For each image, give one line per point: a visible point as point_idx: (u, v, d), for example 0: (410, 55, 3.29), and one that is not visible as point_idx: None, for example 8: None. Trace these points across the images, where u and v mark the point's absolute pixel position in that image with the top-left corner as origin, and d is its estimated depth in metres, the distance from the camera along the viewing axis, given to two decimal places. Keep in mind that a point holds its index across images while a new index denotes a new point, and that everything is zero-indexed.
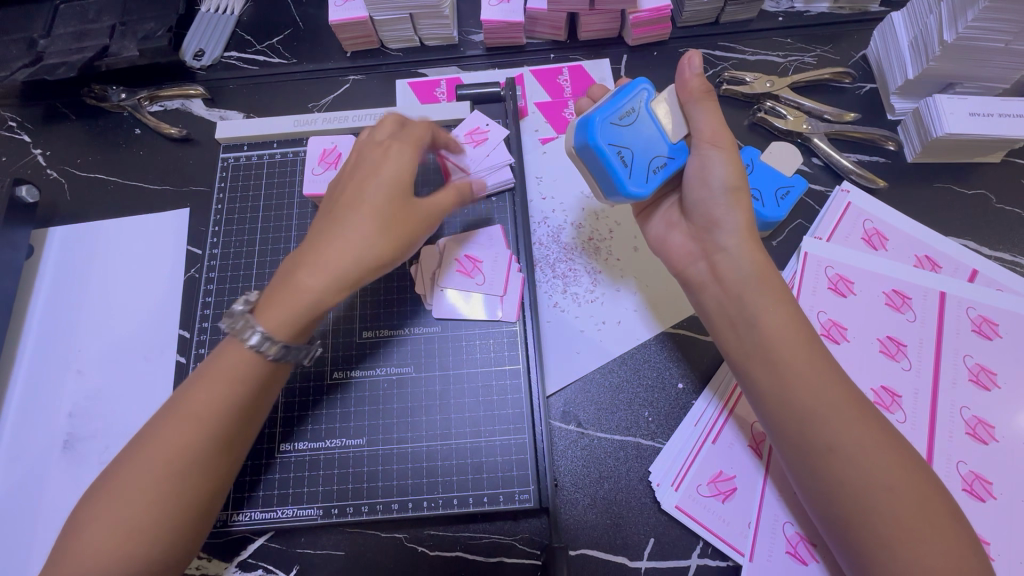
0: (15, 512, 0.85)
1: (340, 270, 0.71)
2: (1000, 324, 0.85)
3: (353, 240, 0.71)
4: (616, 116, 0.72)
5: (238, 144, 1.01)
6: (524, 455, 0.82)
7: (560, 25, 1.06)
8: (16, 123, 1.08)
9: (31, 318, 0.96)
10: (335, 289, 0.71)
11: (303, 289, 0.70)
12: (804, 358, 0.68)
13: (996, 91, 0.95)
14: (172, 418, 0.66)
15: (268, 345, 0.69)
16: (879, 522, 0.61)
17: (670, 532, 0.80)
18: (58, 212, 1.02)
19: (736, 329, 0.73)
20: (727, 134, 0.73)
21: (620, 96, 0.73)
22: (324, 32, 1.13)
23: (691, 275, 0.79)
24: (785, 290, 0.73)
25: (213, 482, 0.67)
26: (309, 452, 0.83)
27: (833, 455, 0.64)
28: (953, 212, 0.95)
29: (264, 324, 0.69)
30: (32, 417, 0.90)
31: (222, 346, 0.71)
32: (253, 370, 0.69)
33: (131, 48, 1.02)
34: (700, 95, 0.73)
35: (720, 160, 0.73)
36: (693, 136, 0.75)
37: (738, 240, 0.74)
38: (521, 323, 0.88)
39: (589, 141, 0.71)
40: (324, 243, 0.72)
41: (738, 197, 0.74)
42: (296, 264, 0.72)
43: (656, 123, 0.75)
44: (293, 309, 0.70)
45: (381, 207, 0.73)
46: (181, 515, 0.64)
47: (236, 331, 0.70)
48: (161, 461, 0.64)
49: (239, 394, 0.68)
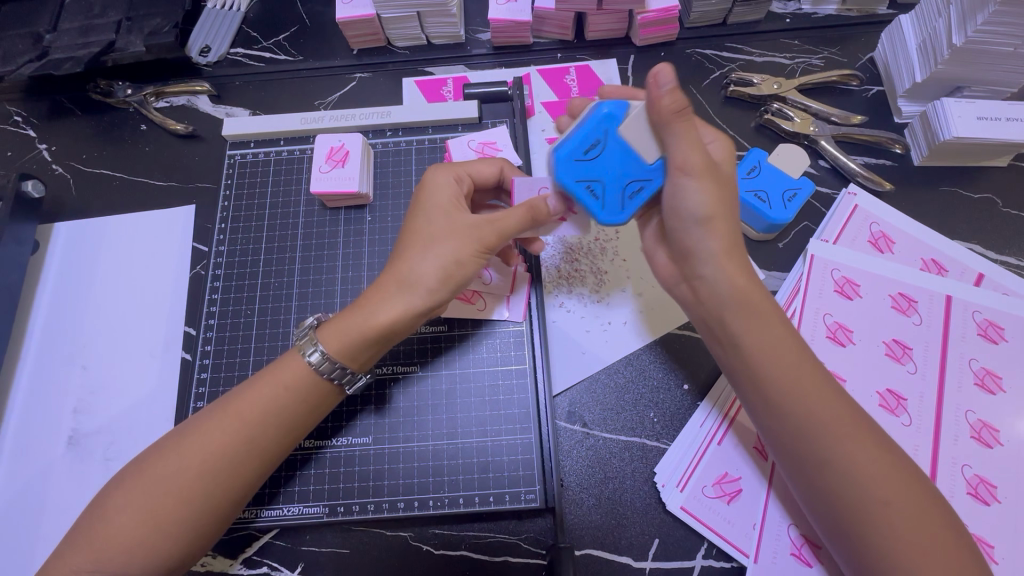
0: (20, 507, 0.85)
1: (399, 295, 0.71)
2: (1005, 328, 0.85)
3: (417, 263, 0.72)
4: (578, 150, 0.69)
5: (244, 141, 1.01)
6: (530, 455, 0.82)
7: (568, 25, 1.06)
8: (21, 117, 1.08)
9: (36, 314, 0.95)
10: (391, 314, 0.71)
11: (364, 318, 0.71)
12: (792, 375, 0.67)
13: (1003, 95, 0.95)
14: (217, 417, 0.69)
15: (327, 365, 0.71)
16: (877, 535, 0.62)
17: (675, 533, 0.80)
18: (64, 207, 1.02)
19: (726, 347, 0.73)
20: (699, 157, 0.66)
21: (581, 126, 0.69)
22: (331, 28, 1.13)
23: (678, 295, 0.79)
24: (769, 303, 0.70)
25: (240, 487, 0.68)
26: (331, 449, 0.83)
27: (828, 470, 0.64)
28: (958, 216, 0.96)
29: (322, 341, 0.72)
30: (37, 412, 0.90)
31: (283, 356, 0.74)
32: (304, 385, 0.72)
33: (138, 43, 1.02)
34: (671, 116, 0.64)
35: (694, 189, 0.67)
36: (668, 158, 0.68)
37: (713, 269, 0.70)
38: (528, 323, 0.88)
39: (556, 180, 0.70)
40: (387, 266, 0.74)
41: (714, 225, 0.69)
42: (363, 295, 0.75)
43: (626, 147, 0.69)
44: (349, 334, 0.71)
45: (432, 232, 0.74)
46: (204, 505, 0.66)
47: (300, 345, 0.73)
48: (196, 461, 0.66)
49: (284, 412, 0.70)
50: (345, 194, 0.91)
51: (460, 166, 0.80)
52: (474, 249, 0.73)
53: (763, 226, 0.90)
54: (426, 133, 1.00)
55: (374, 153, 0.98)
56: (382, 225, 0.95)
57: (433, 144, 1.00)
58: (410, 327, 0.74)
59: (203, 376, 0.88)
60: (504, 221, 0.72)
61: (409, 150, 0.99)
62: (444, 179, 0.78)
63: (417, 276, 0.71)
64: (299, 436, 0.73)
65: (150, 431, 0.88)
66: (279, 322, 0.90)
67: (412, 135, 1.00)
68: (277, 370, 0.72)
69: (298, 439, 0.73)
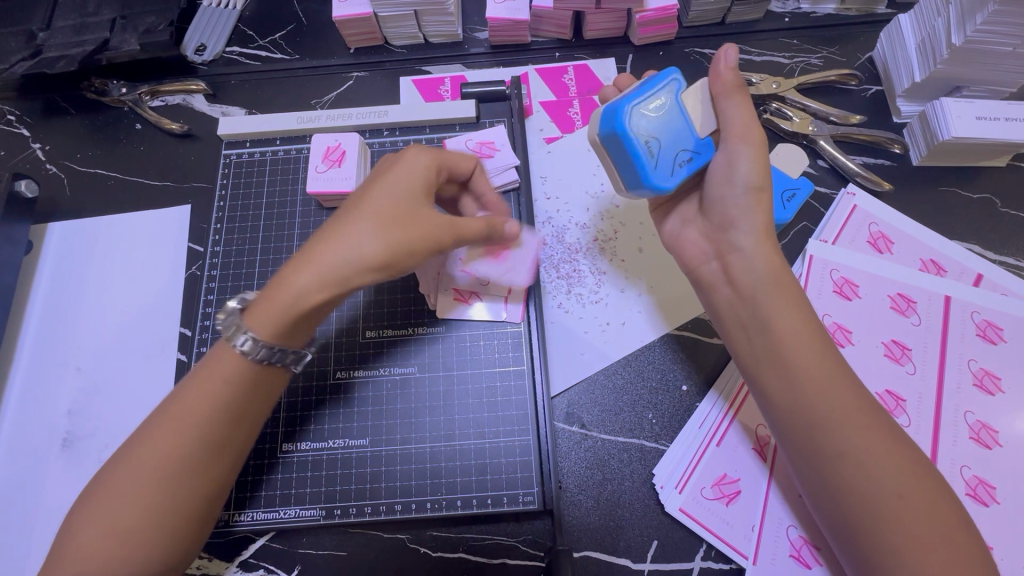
0: (12, 509, 0.84)
1: (327, 271, 0.67)
2: (1004, 328, 0.85)
3: (348, 245, 0.67)
4: (643, 104, 0.69)
5: (240, 141, 1.00)
6: (527, 457, 0.82)
7: (566, 24, 1.05)
8: (14, 117, 1.07)
9: (30, 315, 0.95)
10: (320, 290, 0.67)
11: (291, 284, 0.67)
12: (817, 365, 0.67)
13: (1002, 94, 0.95)
14: (162, 424, 0.66)
15: (252, 348, 0.67)
16: (887, 530, 0.61)
17: (673, 535, 0.79)
18: (57, 207, 1.01)
19: (748, 332, 0.72)
20: (756, 129, 0.71)
21: (649, 83, 0.70)
22: (326, 27, 1.12)
23: (705, 274, 0.79)
24: (800, 290, 0.72)
25: (204, 489, 0.67)
26: (324, 452, 0.82)
27: (842, 462, 0.64)
28: (958, 215, 0.95)
29: (252, 327, 0.68)
30: (30, 414, 0.89)
31: (213, 350, 0.70)
32: (245, 377, 0.69)
33: (132, 42, 1.01)
34: (733, 89, 0.72)
35: (748, 157, 0.71)
36: (722, 129, 0.73)
37: (754, 242, 0.73)
38: (525, 325, 0.88)
39: (615, 126, 0.68)
40: (318, 239, 0.69)
41: (760, 195, 0.72)
42: (290, 266, 0.69)
43: (686, 115, 0.72)
44: (278, 312, 0.67)
45: (377, 213, 0.69)
46: (174, 510, 0.65)
47: (226, 334, 0.69)
48: (145, 473, 0.64)
49: (217, 421, 0.67)
50: (342, 194, 0.90)
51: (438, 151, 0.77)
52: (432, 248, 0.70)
53: None
54: (423, 132, 1.00)
55: (371, 153, 0.98)
56: None
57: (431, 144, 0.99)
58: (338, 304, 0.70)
59: None
60: (465, 227, 0.72)
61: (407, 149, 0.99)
62: (417, 155, 0.74)
63: (345, 242, 0.67)
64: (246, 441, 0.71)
65: None
66: None
67: (410, 134, 0.99)
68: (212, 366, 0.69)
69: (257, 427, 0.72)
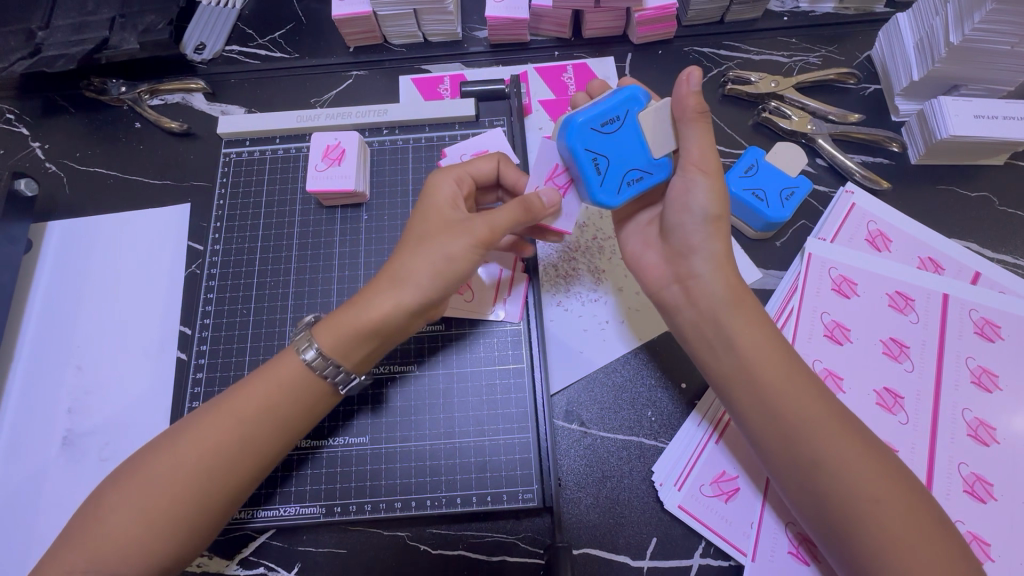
0: (13, 506, 0.84)
1: (390, 289, 0.71)
2: (1002, 326, 0.86)
3: (419, 256, 0.71)
4: (598, 121, 0.68)
5: (240, 139, 1.00)
6: (527, 454, 0.82)
7: (565, 22, 1.05)
8: (13, 116, 1.07)
9: (30, 313, 0.95)
10: (382, 309, 0.70)
11: (355, 314, 0.71)
12: (783, 376, 0.68)
13: (1000, 93, 0.95)
14: (161, 455, 0.66)
15: (320, 362, 0.71)
16: (868, 535, 0.61)
17: (672, 532, 0.80)
18: (57, 206, 1.01)
19: (716, 349, 0.73)
20: (714, 159, 0.70)
21: (606, 100, 0.69)
22: (326, 25, 1.13)
23: (666, 298, 0.79)
24: (758, 307, 0.73)
25: (202, 518, 0.65)
26: (325, 449, 0.82)
27: (818, 470, 0.64)
28: (956, 213, 0.96)
29: (318, 340, 0.71)
30: (31, 411, 0.89)
31: (275, 358, 0.73)
32: (256, 417, 0.69)
33: (132, 41, 1.01)
34: (695, 114, 0.68)
35: (703, 187, 0.71)
36: (680, 155, 0.71)
37: (713, 269, 0.73)
38: (525, 323, 0.88)
39: (567, 143, 0.68)
40: (382, 268, 0.74)
41: (718, 226, 0.72)
42: (355, 296, 0.73)
43: (641, 134, 0.71)
44: (345, 333, 0.70)
45: (423, 231, 0.74)
46: (173, 535, 0.64)
47: (295, 345, 0.72)
48: (164, 492, 0.64)
49: (224, 437, 0.67)
50: (342, 192, 0.90)
51: (462, 167, 0.80)
52: (466, 242, 0.71)
53: (761, 224, 0.90)
54: (423, 131, 1.00)
55: (371, 152, 0.98)
56: (379, 224, 0.95)
57: (431, 143, 0.99)
58: (406, 325, 0.73)
59: (198, 377, 0.87)
60: (496, 215, 0.71)
61: (407, 148, 0.99)
62: (444, 181, 0.78)
63: (407, 268, 0.71)
64: (272, 456, 0.70)
65: (145, 431, 0.88)
66: (276, 320, 0.90)
67: (409, 133, 1.00)
68: (236, 387, 0.72)
69: (269, 465, 0.71)
